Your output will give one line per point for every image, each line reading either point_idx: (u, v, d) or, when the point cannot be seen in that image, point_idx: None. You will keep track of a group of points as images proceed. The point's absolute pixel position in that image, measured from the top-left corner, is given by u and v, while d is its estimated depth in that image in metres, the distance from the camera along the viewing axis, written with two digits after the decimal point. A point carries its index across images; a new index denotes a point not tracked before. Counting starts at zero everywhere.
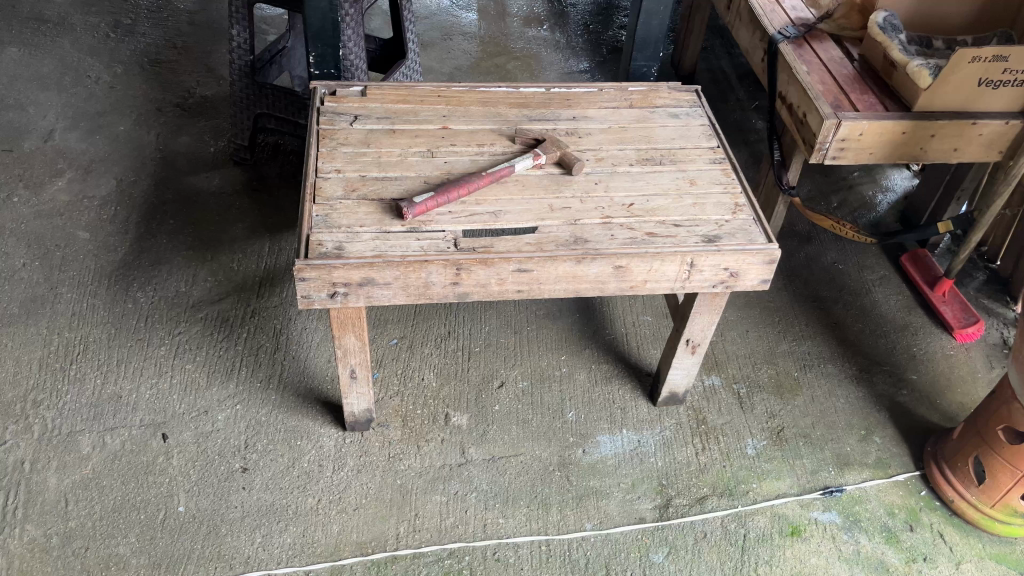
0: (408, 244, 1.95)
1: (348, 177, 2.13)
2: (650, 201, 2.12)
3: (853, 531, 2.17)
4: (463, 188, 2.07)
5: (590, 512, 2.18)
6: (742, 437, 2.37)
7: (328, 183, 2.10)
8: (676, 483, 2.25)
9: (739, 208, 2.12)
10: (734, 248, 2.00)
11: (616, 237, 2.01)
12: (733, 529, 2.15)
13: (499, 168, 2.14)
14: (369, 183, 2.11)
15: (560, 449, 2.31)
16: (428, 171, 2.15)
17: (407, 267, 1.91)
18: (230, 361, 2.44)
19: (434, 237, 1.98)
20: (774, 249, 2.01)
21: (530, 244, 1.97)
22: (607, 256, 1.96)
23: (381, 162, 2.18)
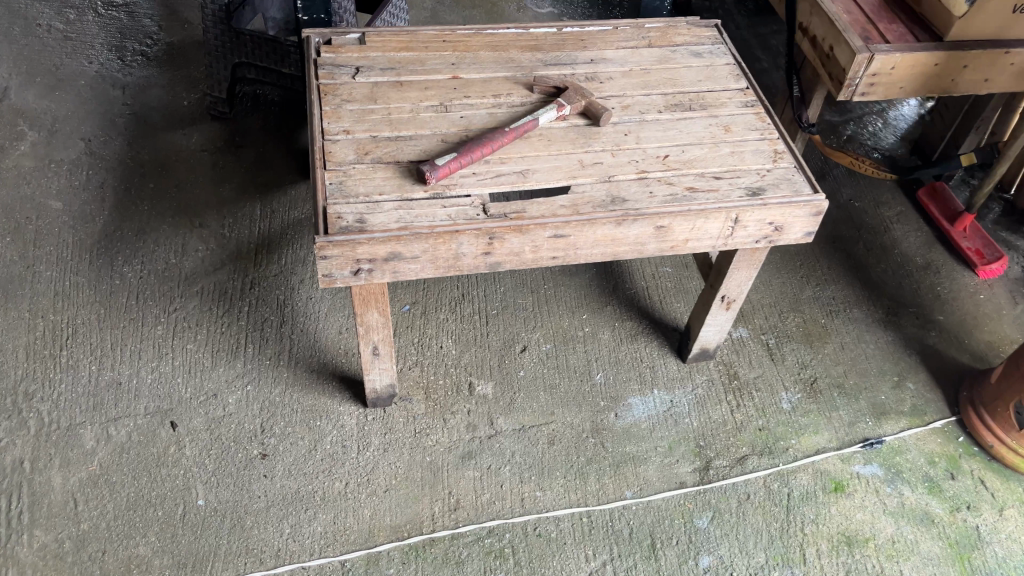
0: (434, 214, 1.81)
1: (358, 139, 1.95)
2: (684, 152, 1.99)
3: (896, 484, 2.13)
4: (487, 147, 1.91)
5: (629, 479, 2.10)
6: (775, 391, 2.30)
7: (339, 146, 1.93)
8: (713, 444, 2.18)
9: (779, 155, 2.00)
10: (780, 201, 1.88)
11: (655, 195, 1.88)
12: (777, 488, 2.10)
13: (523, 120, 1.97)
14: (382, 144, 1.94)
15: (592, 414, 2.21)
16: (444, 129, 1.98)
17: (437, 238, 1.77)
18: (235, 339, 2.28)
19: (461, 204, 1.83)
20: (821, 200, 1.90)
21: (565, 208, 1.83)
22: (649, 217, 1.83)
23: (392, 119, 2.00)
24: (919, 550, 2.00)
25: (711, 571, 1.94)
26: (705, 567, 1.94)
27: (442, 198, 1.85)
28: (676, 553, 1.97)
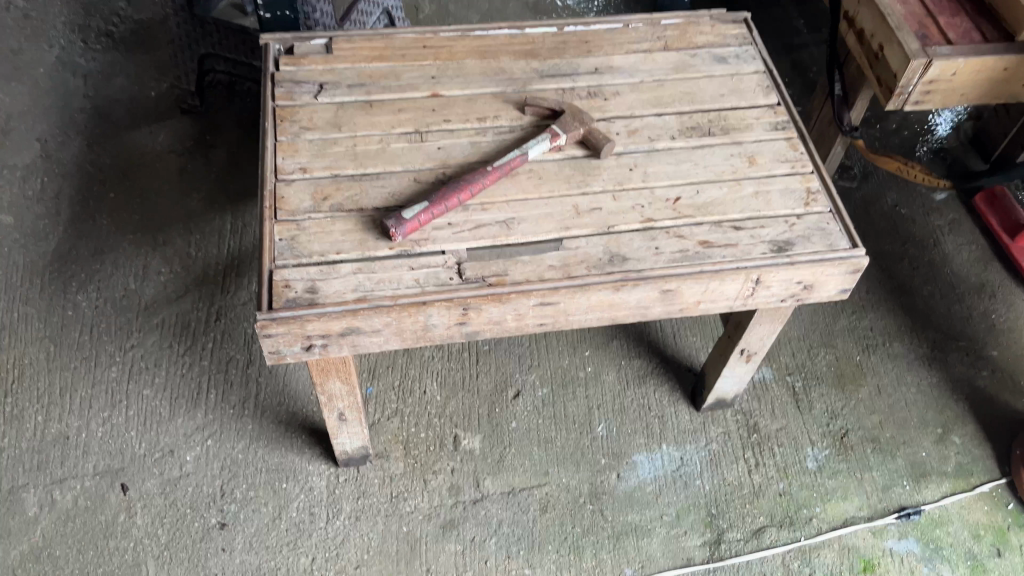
0: (399, 278, 1.54)
1: (316, 179, 1.67)
2: (699, 193, 1.69)
3: (934, 563, 1.88)
4: (466, 191, 1.62)
5: (629, 554, 1.88)
6: (800, 446, 2.03)
7: (293, 190, 1.65)
8: (726, 512, 1.93)
9: (812, 196, 1.69)
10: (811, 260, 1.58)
11: (661, 252, 1.59)
12: (797, 569, 1.86)
13: (510, 155, 1.67)
14: (344, 186, 1.66)
15: (590, 475, 1.97)
16: (417, 166, 1.70)
17: (402, 310, 1.50)
18: (197, 383, 2.06)
19: (431, 265, 1.56)
20: (860, 257, 1.60)
21: (554, 270, 1.56)
22: (654, 280, 1.55)
23: (358, 153, 1.72)
24: None
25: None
26: None
27: (410, 255, 1.58)
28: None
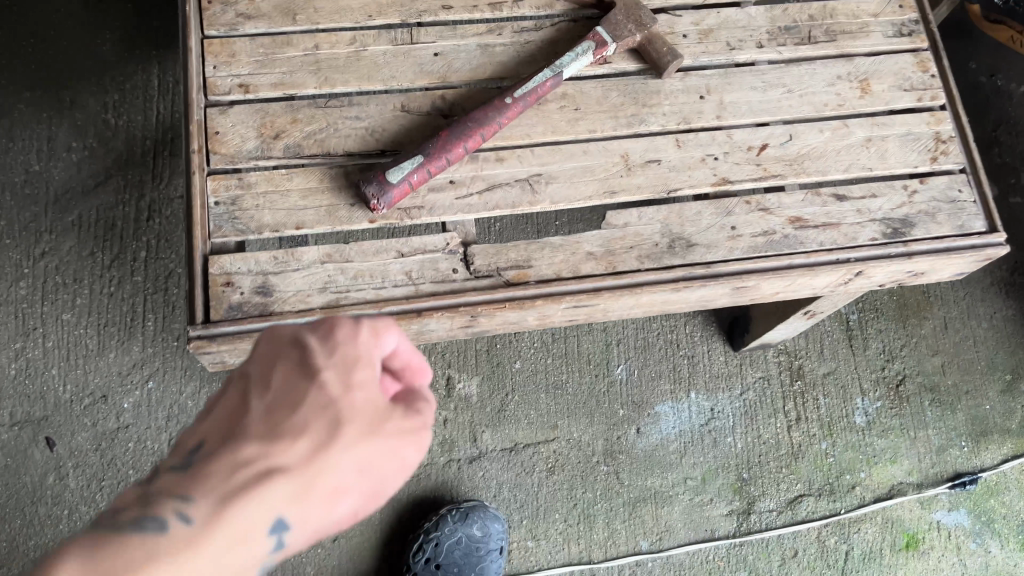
0: (384, 270, 1.13)
1: (264, 104, 1.19)
2: (791, 138, 1.24)
3: (984, 538, 1.69)
4: (475, 136, 1.15)
5: (646, 525, 1.65)
6: (848, 396, 1.75)
7: (231, 121, 1.17)
8: (759, 477, 1.69)
9: (940, 149, 1.25)
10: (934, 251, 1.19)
11: (739, 235, 1.18)
12: (833, 545, 1.65)
13: (537, 79, 1.18)
14: (303, 117, 1.18)
15: (605, 429, 1.69)
16: (406, 87, 1.21)
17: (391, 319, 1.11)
18: (130, 306, 1.67)
19: (427, 248, 1.15)
20: (998, 247, 1.21)
21: (595, 263, 1.15)
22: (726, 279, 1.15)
23: (321, 60, 1.21)
24: None
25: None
26: None
27: (398, 230, 1.16)
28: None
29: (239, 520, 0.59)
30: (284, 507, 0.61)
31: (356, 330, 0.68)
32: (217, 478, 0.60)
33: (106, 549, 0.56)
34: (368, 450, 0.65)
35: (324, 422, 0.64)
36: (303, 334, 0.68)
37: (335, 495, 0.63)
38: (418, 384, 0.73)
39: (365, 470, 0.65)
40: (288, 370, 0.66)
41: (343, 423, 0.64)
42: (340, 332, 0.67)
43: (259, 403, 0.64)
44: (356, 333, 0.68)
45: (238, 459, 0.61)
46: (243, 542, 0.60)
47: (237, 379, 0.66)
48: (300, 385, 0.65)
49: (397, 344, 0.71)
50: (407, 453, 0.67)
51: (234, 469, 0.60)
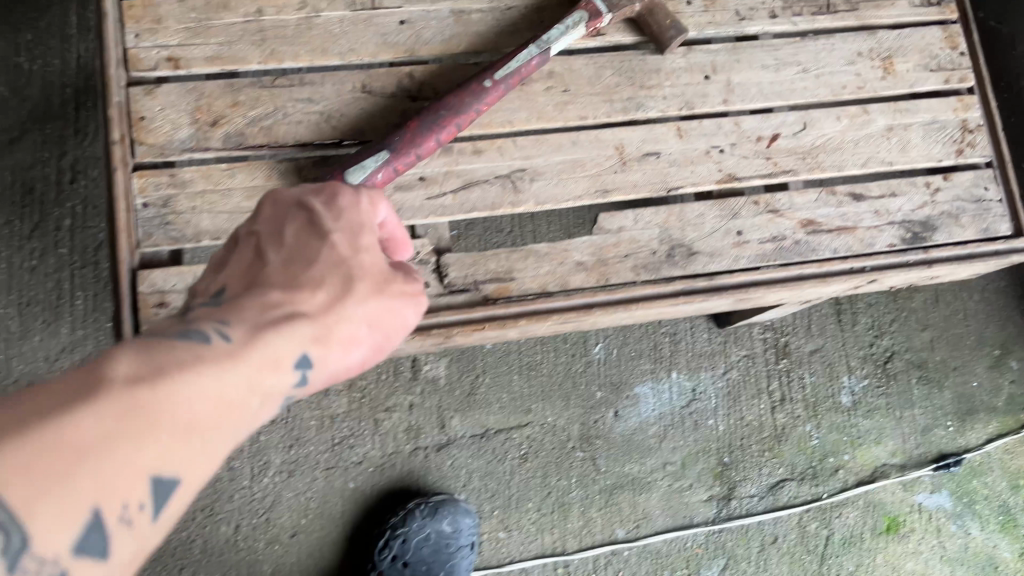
0: None
1: (198, 83, 1.00)
2: (805, 127, 1.10)
3: (964, 520, 1.66)
4: (450, 127, 0.99)
5: (623, 512, 1.58)
6: (834, 375, 1.67)
7: (160, 105, 0.99)
8: (740, 461, 1.62)
9: (966, 138, 1.13)
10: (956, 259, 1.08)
11: (745, 241, 1.05)
12: (814, 531, 1.61)
13: (522, 57, 1.01)
14: (245, 100, 1.01)
15: (581, 413, 1.59)
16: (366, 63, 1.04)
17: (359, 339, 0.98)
18: (55, 282, 1.50)
19: None
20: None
21: (585, 274, 1.02)
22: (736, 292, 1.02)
23: (265, 29, 1.03)
24: None
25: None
26: None
27: None
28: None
29: (271, 350, 0.70)
30: (303, 347, 0.73)
31: (355, 200, 0.85)
32: (250, 318, 0.72)
33: (161, 351, 0.62)
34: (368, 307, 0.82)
35: (337, 276, 0.80)
36: (309, 200, 0.84)
37: (340, 340, 0.78)
38: (402, 254, 0.91)
39: (373, 313, 0.81)
40: (302, 221, 0.83)
41: (355, 273, 0.81)
42: (344, 198, 0.84)
43: (279, 253, 0.80)
44: (355, 202, 0.85)
45: (268, 301, 0.75)
46: (270, 372, 0.69)
47: (255, 241, 0.82)
48: (314, 235, 0.82)
49: (386, 217, 0.89)
50: (405, 312, 0.84)
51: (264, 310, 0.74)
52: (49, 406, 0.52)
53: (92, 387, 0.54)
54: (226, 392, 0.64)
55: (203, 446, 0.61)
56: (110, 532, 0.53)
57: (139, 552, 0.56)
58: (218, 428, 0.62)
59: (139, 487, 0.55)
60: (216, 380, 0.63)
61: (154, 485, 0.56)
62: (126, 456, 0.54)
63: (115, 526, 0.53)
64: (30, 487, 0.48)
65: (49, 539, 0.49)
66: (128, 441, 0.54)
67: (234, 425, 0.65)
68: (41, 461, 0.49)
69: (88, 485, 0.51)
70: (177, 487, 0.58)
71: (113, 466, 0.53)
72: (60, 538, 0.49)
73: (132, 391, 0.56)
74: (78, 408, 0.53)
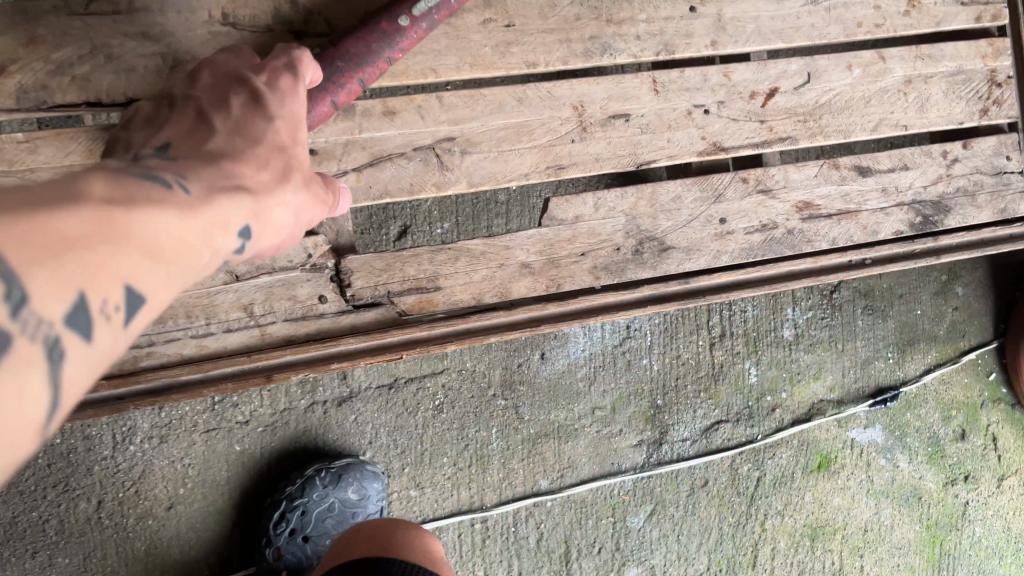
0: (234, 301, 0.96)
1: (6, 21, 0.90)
2: (810, 80, 1.10)
3: (894, 453, 1.61)
4: (352, 81, 0.88)
5: (547, 462, 1.44)
6: (778, 305, 1.52)
7: None
8: (673, 402, 1.49)
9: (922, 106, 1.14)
10: (956, 246, 1.14)
11: (717, 234, 1.08)
12: (744, 473, 1.53)
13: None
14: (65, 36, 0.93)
15: (504, 356, 1.41)
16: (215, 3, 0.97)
17: (234, 382, 0.96)
18: None
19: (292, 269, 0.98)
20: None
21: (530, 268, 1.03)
22: (722, 295, 1.08)
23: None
24: (891, 539, 1.61)
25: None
26: None
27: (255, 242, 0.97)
28: (595, 566, 1.46)
29: (225, 210, 0.63)
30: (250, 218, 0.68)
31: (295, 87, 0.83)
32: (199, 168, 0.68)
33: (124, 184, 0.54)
34: (300, 201, 0.79)
35: (273, 159, 0.77)
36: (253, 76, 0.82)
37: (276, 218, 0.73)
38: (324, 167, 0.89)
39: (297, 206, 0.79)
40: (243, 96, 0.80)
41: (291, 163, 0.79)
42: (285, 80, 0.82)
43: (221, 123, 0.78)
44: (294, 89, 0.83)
45: (211, 156, 0.71)
46: (224, 232, 0.62)
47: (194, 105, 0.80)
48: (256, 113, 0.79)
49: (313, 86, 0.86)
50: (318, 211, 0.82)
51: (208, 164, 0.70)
52: (29, 193, 0.45)
53: (68, 194, 0.47)
54: (193, 235, 0.57)
55: (175, 276, 0.55)
56: (93, 322, 0.46)
57: (106, 357, 0.48)
58: (187, 265, 0.56)
59: (121, 291, 0.48)
60: (185, 223, 0.56)
61: (129, 294, 0.49)
62: (109, 249, 0.47)
63: (98, 319, 0.46)
64: (25, 246, 0.41)
65: (45, 302, 0.42)
66: (112, 242, 0.47)
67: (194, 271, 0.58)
68: (36, 231, 0.42)
69: (79, 265, 0.44)
70: (149, 308, 0.51)
71: (101, 251, 0.46)
72: (55, 304, 0.42)
73: (108, 202, 0.49)
74: (63, 201, 0.46)
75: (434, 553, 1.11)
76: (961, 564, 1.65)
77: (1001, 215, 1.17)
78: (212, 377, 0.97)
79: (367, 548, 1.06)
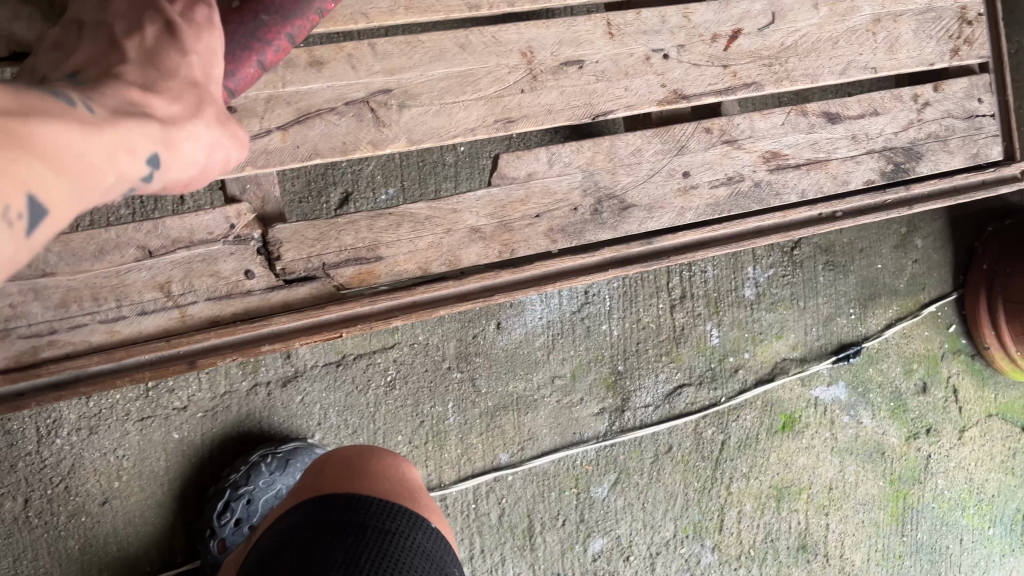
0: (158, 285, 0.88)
1: None
2: (770, 23, 1.05)
3: (858, 410, 1.58)
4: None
5: (506, 435, 1.38)
6: (739, 263, 1.48)
7: None
8: (634, 367, 1.44)
9: (886, 46, 1.09)
10: (929, 192, 1.10)
11: (679, 189, 1.02)
12: (709, 437, 1.49)
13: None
14: None
15: (458, 327, 1.34)
16: None
17: (156, 369, 0.88)
18: None
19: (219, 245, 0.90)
20: (1004, 169, 1.13)
21: (476, 231, 0.96)
22: (686, 255, 1.02)
23: None
24: (856, 496, 1.59)
25: (601, 558, 1.43)
26: (595, 553, 1.43)
27: (179, 217, 0.89)
28: (559, 539, 1.41)
29: (128, 135, 0.58)
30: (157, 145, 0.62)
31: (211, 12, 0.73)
32: (97, 98, 0.61)
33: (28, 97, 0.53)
34: (223, 134, 0.70)
35: (184, 91, 0.68)
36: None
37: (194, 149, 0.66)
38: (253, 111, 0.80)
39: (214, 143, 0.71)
40: (155, 28, 0.71)
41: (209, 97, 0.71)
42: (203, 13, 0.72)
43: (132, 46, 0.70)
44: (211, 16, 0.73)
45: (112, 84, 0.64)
46: (129, 154, 0.58)
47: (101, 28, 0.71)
48: (167, 46, 0.70)
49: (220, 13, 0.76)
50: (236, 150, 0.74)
51: (106, 94, 0.62)
52: None
53: None
54: (98, 154, 0.55)
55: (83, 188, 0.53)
56: None
57: (7, 264, 0.48)
58: (93, 183, 0.54)
59: (24, 200, 0.47)
60: (89, 139, 0.54)
61: (27, 200, 0.48)
62: (8, 154, 0.46)
63: None
64: None
65: None
66: (8, 151, 0.46)
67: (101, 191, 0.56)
68: None
69: None
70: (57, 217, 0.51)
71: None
72: None
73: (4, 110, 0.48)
74: None
75: (408, 482, 1.03)
76: (925, 517, 1.65)
77: (973, 160, 1.12)
78: (130, 365, 0.88)
79: (334, 483, 0.97)
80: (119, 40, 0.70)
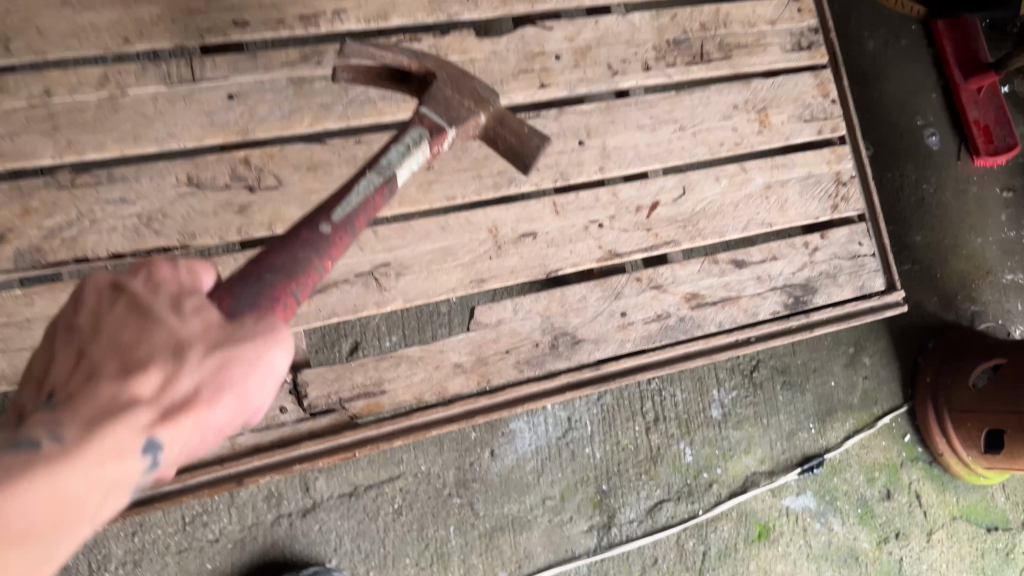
0: None
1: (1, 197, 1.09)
2: (684, 193, 1.29)
3: (828, 517, 1.72)
4: (287, 297, 0.78)
5: (504, 554, 1.52)
6: (705, 388, 1.68)
7: None
8: (618, 487, 1.60)
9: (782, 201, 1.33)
10: (829, 320, 1.32)
11: (629, 326, 1.23)
12: (691, 548, 1.63)
13: (362, 190, 0.88)
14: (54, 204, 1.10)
15: (456, 456, 1.52)
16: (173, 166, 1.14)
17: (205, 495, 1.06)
18: None
19: None
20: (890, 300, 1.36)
21: (459, 368, 1.16)
22: (630, 377, 1.22)
23: (73, 136, 1.11)
24: None
25: None
26: None
27: None
28: None
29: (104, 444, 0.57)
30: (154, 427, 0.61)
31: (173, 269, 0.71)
32: (82, 410, 0.60)
33: None
34: (251, 355, 0.68)
35: (165, 355, 0.65)
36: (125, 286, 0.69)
37: (212, 395, 0.65)
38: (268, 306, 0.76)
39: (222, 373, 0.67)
40: (121, 302, 0.68)
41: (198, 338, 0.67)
42: (163, 268, 0.70)
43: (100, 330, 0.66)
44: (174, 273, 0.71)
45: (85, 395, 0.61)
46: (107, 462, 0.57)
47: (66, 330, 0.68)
48: (134, 324, 0.67)
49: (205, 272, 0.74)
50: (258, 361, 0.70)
51: (85, 401, 0.60)
52: None
53: None
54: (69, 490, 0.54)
55: (46, 543, 0.53)
56: None
57: None
58: (73, 518, 0.55)
59: None
60: (61, 476, 0.54)
61: None
62: None
63: None
64: None
65: None
66: None
67: (85, 516, 0.56)
68: None
69: None
70: None
71: None
72: None
73: None
74: None
75: None
76: None
77: (860, 291, 1.34)
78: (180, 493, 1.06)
79: None
80: (84, 338, 0.66)
